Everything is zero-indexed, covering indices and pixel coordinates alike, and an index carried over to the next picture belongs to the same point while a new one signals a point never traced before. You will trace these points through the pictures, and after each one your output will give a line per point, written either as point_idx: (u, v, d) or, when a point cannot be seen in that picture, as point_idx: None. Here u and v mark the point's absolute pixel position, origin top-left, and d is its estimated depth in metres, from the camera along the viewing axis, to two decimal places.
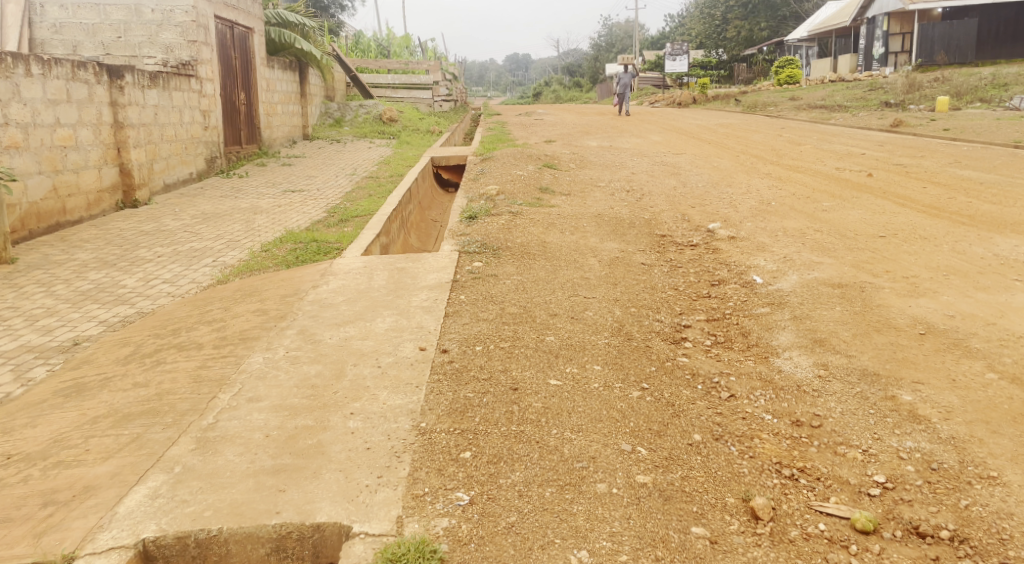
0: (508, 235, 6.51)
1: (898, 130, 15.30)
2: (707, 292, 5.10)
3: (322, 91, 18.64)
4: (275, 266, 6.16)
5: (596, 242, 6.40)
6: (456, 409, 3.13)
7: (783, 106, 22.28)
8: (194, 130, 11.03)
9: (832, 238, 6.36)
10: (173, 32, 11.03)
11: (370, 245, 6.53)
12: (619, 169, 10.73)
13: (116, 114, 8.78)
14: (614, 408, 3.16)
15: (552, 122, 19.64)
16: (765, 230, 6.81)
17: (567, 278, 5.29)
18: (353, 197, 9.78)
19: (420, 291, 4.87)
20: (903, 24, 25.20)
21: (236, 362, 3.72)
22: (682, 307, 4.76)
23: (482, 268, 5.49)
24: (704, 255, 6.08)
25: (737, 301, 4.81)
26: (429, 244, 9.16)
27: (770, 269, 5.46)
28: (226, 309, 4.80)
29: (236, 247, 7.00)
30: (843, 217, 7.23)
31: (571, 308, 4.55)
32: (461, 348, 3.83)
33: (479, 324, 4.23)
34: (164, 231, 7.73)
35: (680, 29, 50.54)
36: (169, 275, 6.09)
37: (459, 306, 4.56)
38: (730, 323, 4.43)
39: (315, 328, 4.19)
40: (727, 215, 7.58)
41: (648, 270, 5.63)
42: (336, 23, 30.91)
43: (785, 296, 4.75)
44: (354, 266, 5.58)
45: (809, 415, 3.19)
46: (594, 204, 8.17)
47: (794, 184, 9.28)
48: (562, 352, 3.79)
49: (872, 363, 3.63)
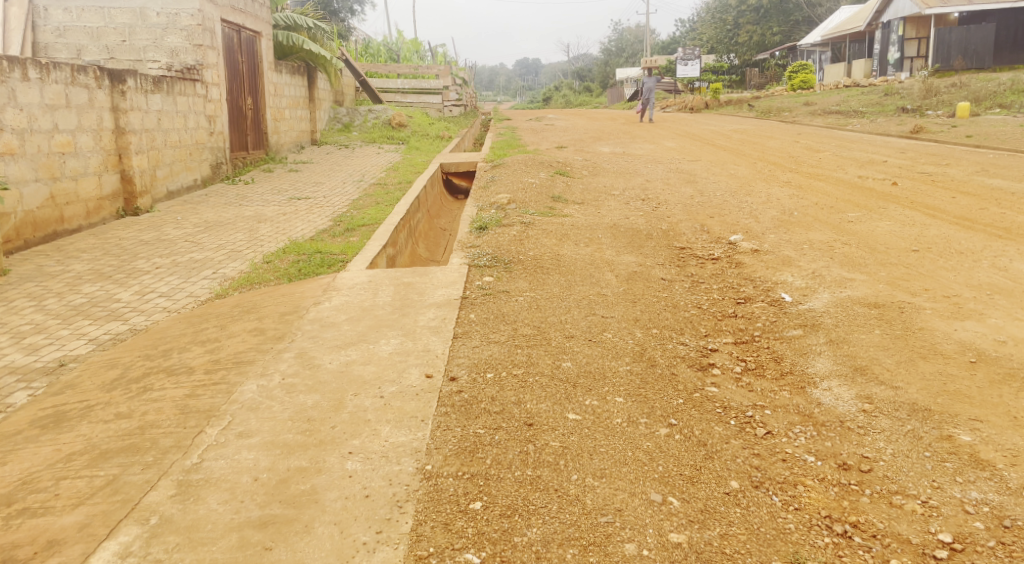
0: (521, 247, 6.21)
1: (918, 136, 14.93)
2: (733, 311, 4.78)
3: (330, 96, 18.43)
4: (277, 280, 5.88)
5: (612, 255, 6.10)
6: (464, 449, 2.83)
7: (798, 111, 21.95)
8: (199, 135, 10.80)
9: (862, 251, 6.04)
10: (178, 35, 10.82)
11: (377, 257, 6.25)
12: (633, 177, 10.43)
13: (118, 119, 8.55)
14: (640, 448, 2.85)
15: (564, 127, 19.37)
16: (789, 243, 6.50)
17: (583, 294, 4.99)
18: (360, 205, 9.53)
19: (427, 310, 4.58)
20: (920, 28, 24.81)
21: (228, 390, 3.44)
22: (707, 328, 4.44)
23: (493, 283, 5.20)
24: (726, 270, 5.78)
25: (766, 322, 4.50)
26: (437, 254, 8.88)
27: (799, 286, 5.15)
28: (222, 328, 4.52)
29: (238, 258, 6.73)
30: (871, 228, 6.91)
31: (589, 329, 4.25)
32: (470, 376, 3.53)
33: (490, 347, 3.93)
34: (164, 240, 7.48)
35: (692, 33, 50.18)
36: (166, 289, 5.82)
37: (469, 327, 4.27)
38: (760, 347, 4.11)
39: (313, 351, 3.90)
40: (749, 226, 7.27)
41: (668, 286, 5.33)
42: (345, 28, 30.75)
43: (819, 317, 4.43)
44: (358, 280, 5.29)
45: (857, 458, 2.88)
46: (609, 213, 7.86)
47: (816, 193, 8.97)
48: (579, 381, 3.48)
49: (921, 396, 3.31)
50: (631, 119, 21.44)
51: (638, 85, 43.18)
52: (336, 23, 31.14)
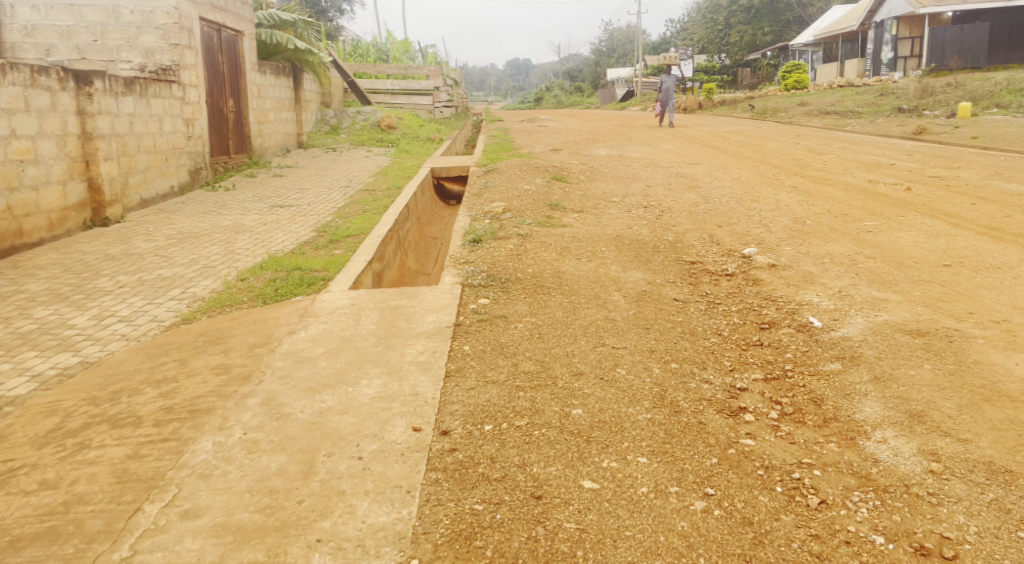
0: (518, 263, 5.69)
1: (921, 138, 14.50)
2: (758, 339, 4.28)
3: (318, 97, 17.86)
4: (250, 302, 5.34)
5: (617, 272, 5.59)
6: (462, 534, 2.35)
7: (794, 112, 21.52)
8: (176, 140, 10.24)
9: (889, 267, 5.55)
10: (154, 35, 10.26)
11: (361, 275, 5.73)
12: (633, 182, 9.95)
13: (85, 124, 7.98)
14: (675, 532, 2.38)
15: (557, 129, 18.81)
16: (808, 256, 6.00)
17: (589, 320, 4.48)
18: (346, 214, 9.00)
19: (416, 341, 4.05)
20: (913, 28, 24.61)
21: (178, 449, 2.91)
22: (732, 361, 3.94)
23: (490, 307, 4.68)
24: (744, 287, 5.29)
25: (798, 353, 3.99)
26: (427, 266, 8.34)
27: (827, 307, 4.65)
28: (183, 364, 3.98)
29: (210, 275, 6.19)
30: (893, 239, 6.44)
31: (599, 365, 3.74)
32: (465, 429, 3.01)
33: (487, 390, 3.40)
34: (132, 255, 6.92)
35: (683, 33, 49.79)
36: (128, 313, 5.27)
37: (463, 362, 3.75)
38: (795, 385, 3.61)
39: (283, 397, 3.36)
40: (761, 236, 6.78)
41: (682, 308, 4.82)
42: (332, 26, 30.09)
43: (857, 347, 3.93)
44: (339, 305, 4.76)
45: (936, 539, 2.41)
46: (610, 223, 7.37)
47: (826, 199, 8.50)
48: (593, 434, 2.97)
49: (996, 453, 2.83)
50: (625, 120, 20.97)
51: (629, 86, 42.76)
52: (323, 21, 30.44)
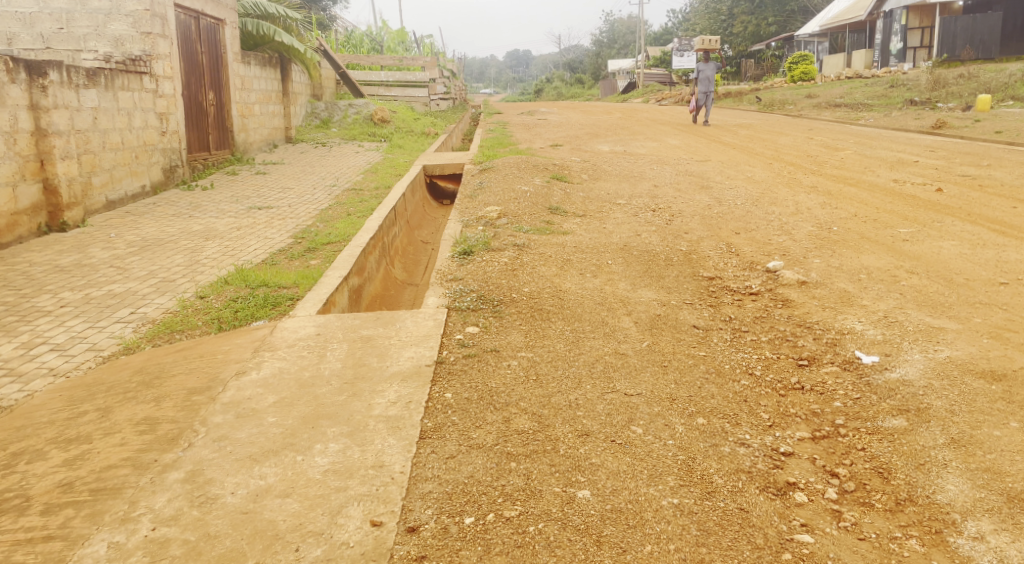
0: (512, 280, 4.99)
1: (941, 133, 13.78)
2: (797, 381, 3.58)
3: (308, 90, 17.15)
4: (204, 328, 4.64)
5: (627, 291, 4.90)
6: None
7: (801, 104, 20.80)
8: (148, 136, 9.52)
9: (937, 285, 4.87)
10: (124, 22, 9.56)
11: (335, 294, 5.04)
12: (639, 181, 9.27)
13: (38, 119, 7.30)
14: None
15: (557, 122, 18.10)
16: (841, 270, 5.32)
17: (596, 356, 3.79)
18: (329, 217, 8.31)
19: (387, 387, 3.36)
20: (923, 18, 23.90)
21: (61, 556, 2.25)
22: (770, 414, 3.25)
23: (479, 338, 4.00)
24: (772, 310, 4.61)
25: (849, 402, 3.32)
26: (415, 274, 7.65)
27: (875, 338, 3.96)
28: (104, 415, 3.27)
29: (167, 291, 5.49)
30: (934, 250, 5.75)
31: (609, 422, 3.05)
32: (439, 524, 2.34)
33: (471, 460, 2.72)
34: (84, 266, 6.22)
35: (686, 24, 48.74)
36: (63, 340, 4.57)
37: (443, 418, 3.05)
38: (851, 449, 2.94)
39: (213, 470, 2.67)
40: (784, 246, 6.08)
41: (705, 338, 4.14)
42: (324, 14, 29.14)
43: (922, 396, 3.24)
44: (303, 335, 4.06)
45: None
46: (616, 229, 6.69)
47: (850, 201, 7.81)
48: (606, 533, 2.32)
49: None
50: (627, 114, 20.18)
51: (631, 77, 41.89)
52: (316, 11, 29.51)
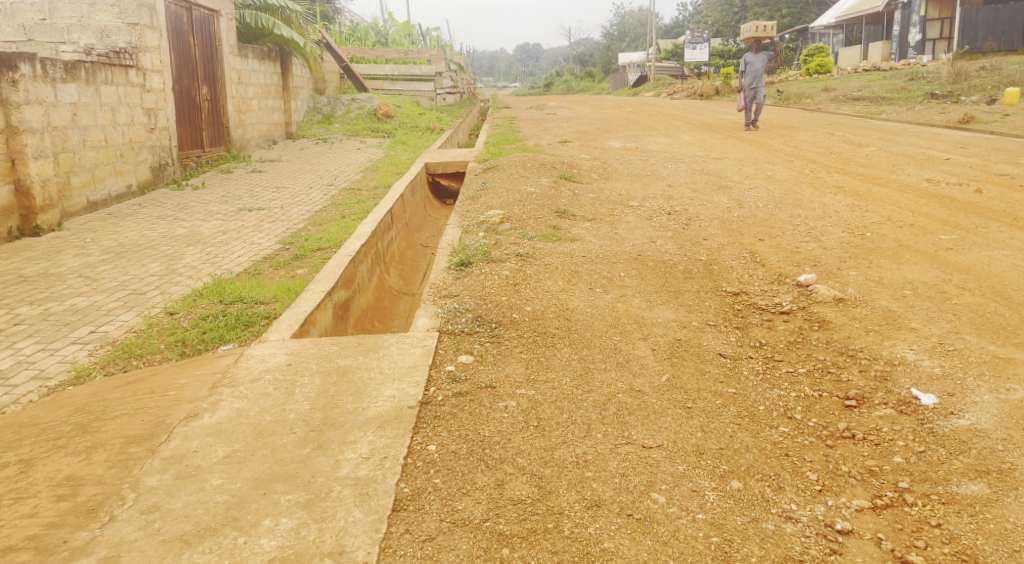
0: (514, 297, 4.44)
1: (968, 127, 13.10)
2: (847, 428, 3.02)
3: (309, 84, 16.59)
4: (166, 354, 4.12)
5: (642, 311, 4.34)
6: None
7: (818, 98, 20.09)
8: (134, 132, 9.03)
9: (995, 303, 4.29)
10: (109, 13, 9.05)
11: (317, 313, 4.51)
12: (652, 180, 8.70)
13: (9, 115, 6.80)
14: None
15: (567, 117, 17.50)
16: (882, 284, 4.75)
17: (608, 394, 3.24)
18: (322, 219, 7.80)
19: (360, 437, 2.82)
20: (942, 9, 23.09)
21: None
22: (818, 473, 2.70)
23: (472, 370, 3.46)
24: (808, 335, 4.03)
25: (912, 458, 2.77)
26: (412, 282, 7.12)
27: (932, 372, 3.39)
28: (23, 469, 2.76)
29: (135, 306, 4.98)
30: (983, 261, 5.17)
31: (625, 486, 2.51)
32: None
33: (456, 547, 2.20)
34: (51, 276, 5.72)
35: (698, 16, 47.82)
36: (8, 366, 4.07)
37: (424, 482, 2.52)
38: (923, 526, 2.40)
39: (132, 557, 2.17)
40: (815, 255, 5.51)
41: (734, 371, 3.57)
42: (329, 7, 28.57)
43: (1004, 455, 2.68)
44: (271, 366, 3.53)
45: None
46: (629, 235, 6.15)
47: (881, 204, 7.21)
48: None
49: None
50: (638, 108, 19.55)
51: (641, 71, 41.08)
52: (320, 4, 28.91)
